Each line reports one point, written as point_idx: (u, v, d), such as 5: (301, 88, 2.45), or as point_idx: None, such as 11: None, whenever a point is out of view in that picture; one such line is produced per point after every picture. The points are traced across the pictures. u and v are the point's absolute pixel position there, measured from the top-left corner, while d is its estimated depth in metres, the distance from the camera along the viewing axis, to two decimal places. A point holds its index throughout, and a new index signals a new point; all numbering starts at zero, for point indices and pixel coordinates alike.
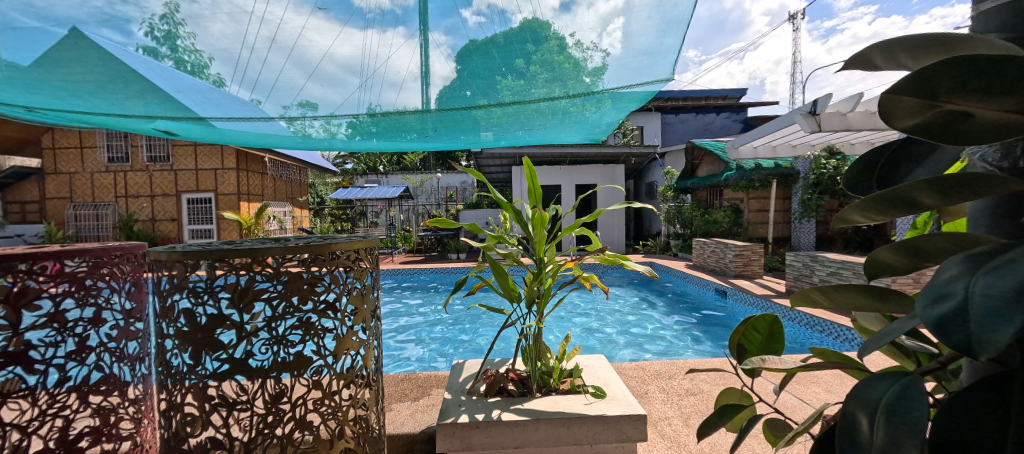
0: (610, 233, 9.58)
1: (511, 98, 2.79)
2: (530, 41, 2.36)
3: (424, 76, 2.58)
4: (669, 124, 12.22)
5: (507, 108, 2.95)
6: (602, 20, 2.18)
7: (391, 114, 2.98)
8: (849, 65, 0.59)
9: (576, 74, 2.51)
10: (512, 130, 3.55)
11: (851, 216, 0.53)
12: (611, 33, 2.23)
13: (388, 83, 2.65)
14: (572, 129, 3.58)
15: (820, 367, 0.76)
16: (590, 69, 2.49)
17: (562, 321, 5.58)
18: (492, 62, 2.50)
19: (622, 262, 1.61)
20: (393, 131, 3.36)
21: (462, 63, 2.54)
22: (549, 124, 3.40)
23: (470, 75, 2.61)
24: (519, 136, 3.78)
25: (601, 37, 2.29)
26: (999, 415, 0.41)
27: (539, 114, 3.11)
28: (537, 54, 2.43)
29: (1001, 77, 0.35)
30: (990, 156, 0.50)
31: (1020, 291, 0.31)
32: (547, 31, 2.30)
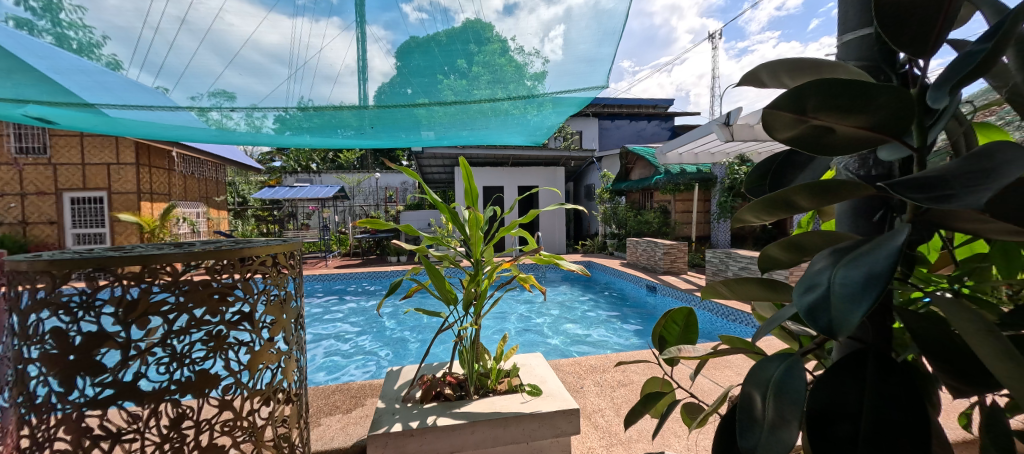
0: (550, 233, 9.83)
1: (454, 98, 2.73)
2: (473, 41, 2.35)
3: (361, 71, 2.47)
4: (605, 130, 12.84)
5: (449, 107, 2.89)
6: (544, 26, 2.25)
7: (325, 109, 2.80)
8: (743, 83, 0.66)
9: (518, 79, 2.54)
10: (455, 130, 3.51)
11: (745, 216, 0.59)
12: (552, 39, 2.30)
13: (321, 76, 2.49)
14: (513, 130, 3.61)
15: (726, 353, 0.84)
16: (532, 73, 2.52)
17: (505, 320, 5.61)
18: (434, 60, 2.45)
19: (557, 262, 1.65)
20: (327, 127, 3.16)
21: (402, 60, 2.47)
22: (491, 124, 3.41)
23: (410, 73, 2.54)
24: (462, 136, 3.75)
25: (543, 43, 2.35)
26: (857, 386, 0.48)
27: (481, 114, 3.11)
28: (480, 54, 2.42)
29: (852, 98, 0.41)
30: (851, 165, 0.59)
31: (869, 280, 0.36)
32: (490, 32, 2.32)
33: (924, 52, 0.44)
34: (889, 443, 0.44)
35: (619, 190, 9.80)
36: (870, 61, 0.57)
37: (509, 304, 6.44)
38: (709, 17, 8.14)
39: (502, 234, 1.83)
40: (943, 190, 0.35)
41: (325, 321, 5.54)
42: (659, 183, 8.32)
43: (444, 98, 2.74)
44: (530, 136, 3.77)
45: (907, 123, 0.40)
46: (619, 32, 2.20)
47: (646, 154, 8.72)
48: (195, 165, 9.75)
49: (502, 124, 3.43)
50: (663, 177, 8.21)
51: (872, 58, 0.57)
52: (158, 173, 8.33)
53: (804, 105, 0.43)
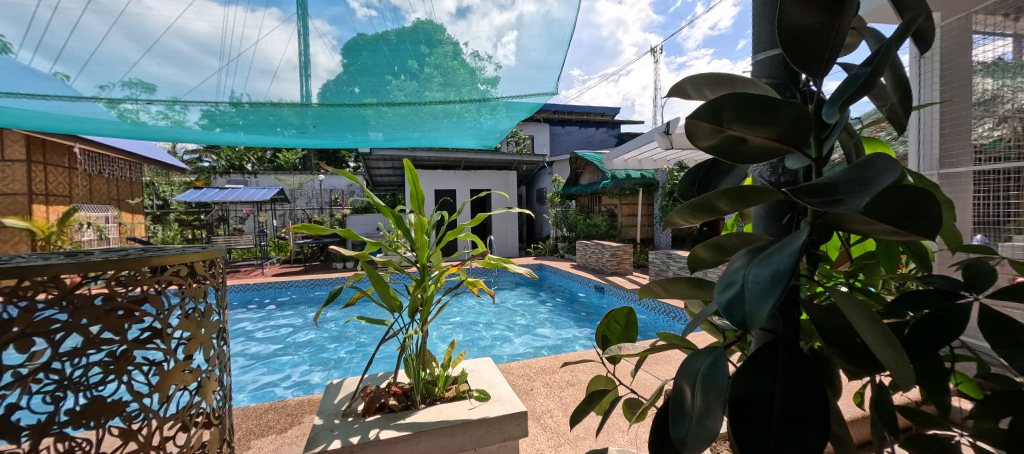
0: (503, 237, 9.85)
1: (404, 99, 2.67)
2: (423, 42, 2.31)
3: (303, 67, 2.34)
4: (556, 135, 13.15)
5: (399, 108, 2.82)
6: (496, 31, 2.26)
7: (263, 106, 2.62)
8: (671, 94, 0.71)
9: (470, 82, 2.53)
10: (405, 132, 3.44)
11: (675, 219, 0.63)
12: (505, 44, 2.32)
13: (256, 71, 2.32)
14: (465, 133, 3.59)
15: (661, 349, 0.89)
16: (484, 78, 2.52)
17: (457, 325, 5.53)
18: (384, 59, 2.38)
19: (505, 265, 1.64)
20: (264, 124, 2.95)
21: (350, 58, 2.37)
22: (442, 126, 3.37)
23: (358, 71, 2.44)
24: (413, 138, 3.67)
25: (496, 48, 2.37)
26: (771, 373, 0.52)
27: (432, 116, 3.06)
28: (431, 56, 2.38)
29: (757, 111, 0.45)
30: (765, 173, 0.65)
31: (775, 276, 0.40)
32: (441, 34, 2.29)
33: (820, 72, 0.49)
34: (795, 423, 0.49)
35: (569, 194, 10.07)
36: (778, 79, 0.63)
37: (462, 308, 6.36)
38: (651, 31, 8.64)
39: (451, 238, 1.79)
40: (832, 196, 0.39)
41: (261, 334, 5.12)
42: (606, 188, 8.64)
43: (394, 99, 2.67)
44: (482, 139, 3.78)
45: (807, 134, 0.45)
46: (567, 41, 2.27)
47: (594, 160, 9.04)
48: (104, 163, 8.66)
49: (453, 127, 3.40)
50: (610, 182, 8.55)
51: (781, 77, 0.63)
52: (55, 171, 7.28)
53: (720, 115, 0.46)
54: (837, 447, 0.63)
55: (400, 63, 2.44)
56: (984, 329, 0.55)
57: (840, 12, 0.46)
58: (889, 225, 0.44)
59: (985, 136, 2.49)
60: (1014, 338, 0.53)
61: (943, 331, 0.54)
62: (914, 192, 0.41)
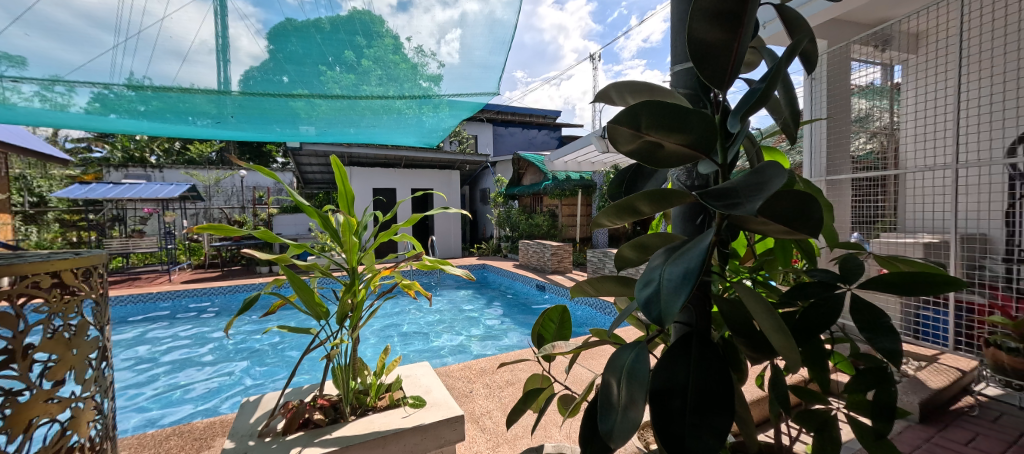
0: (445, 237, 9.68)
1: (340, 92, 2.56)
2: (360, 33, 2.18)
3: (221, 50, 2.12)
4: (499, 135, 13.19)
5: (333, 101, 2.70)
6: (440, 28, 2.20)
7: (171, 91, 2.34)
8: (596, 100, 0.74)
9: (412, 78, 2.47)
10: (339, 126, 3.28)
11: (602, 220, 0.65)
12: (449, 42, 2.27)
13: (164, 52, 2.03)
14: (405, 130, 3.51)
15: (592, 345, 0.92)
16: (427, 74, 2.49)
17: (397, 327, 5.33)
18: (316, 47, 2.22)
19: (442, 266, 1.59)
20: (172, 112, 2.63)
21: (276, 44, 2.17)
22: (379, 122, 3.25)
23: (286, 59, 2.26)
24: (347, 133, 3.52)
25: (440, 45, 2.31)
26: (687, 363, 0.56)
27: (368, 111, 2.95)
28: (369, 49, 2.26)
29: (668, 118, 0.48)
30: (683, 176, 0.70)
31: (686, 275, 0.42)
32: (381, 27, 2.17)
33: (726, 83, 0.52)
34: (706, 409, 0.52)
35: (512, 194, 10.17)
36: (693, 90, 0.67)
37: (402, 310, 6.15)
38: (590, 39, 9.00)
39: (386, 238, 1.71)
40: (734, 199, 0.42)
41: (168, 350, 4.54)
42: (547, 188, 8.85)
43: (329, 91, 2.55)
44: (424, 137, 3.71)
45: (713, 141, 0.49)
46: (509, 42, 2.28)
47: (535, 161, 9.20)
48: None
49: (391, 123, 3.29)
50: (551, 183, 8.77)
51: (693, 87, 0.68)
52: None
53: (638, 121, 0.49)
54: (742, 426, 0.70)
55: (335, 53, 2.30)
56: (854, 314, 0.64)
57: (739, 28, 0.50)
58: (782, 226, 0.49)
59: (861, 149, 3.28)
60: (878, 321, 0.62)
61: (826, 317, 0.62)
62: (802, 197, 0.46)
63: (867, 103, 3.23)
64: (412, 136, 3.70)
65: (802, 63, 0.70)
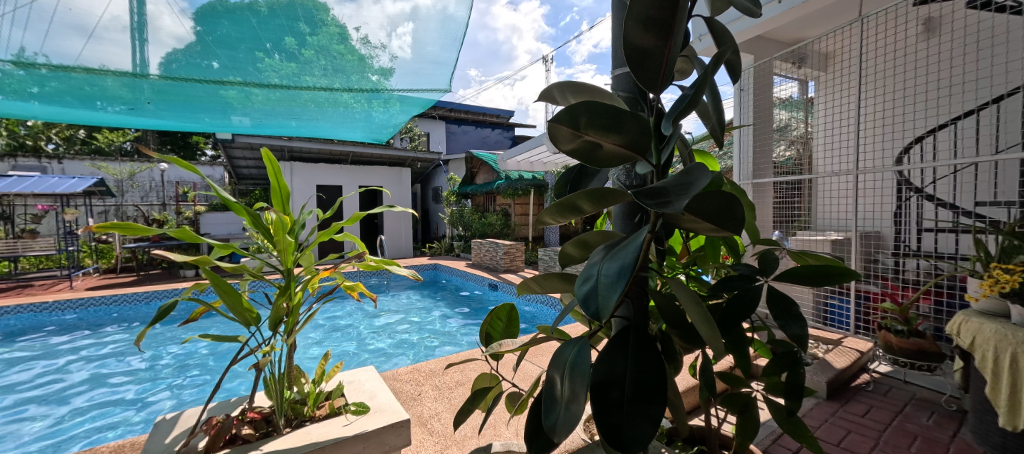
0: (394, 237, 9.38)
1: (278, 81, 2.42)
2: (303, 20, 2.03)
3: (138, 27, 1.87)
4: (452, 133, 12.99)
5: (270, 90, 2.54)
6: (390, 21, 2.10)
7: (76, 72, 2.06)
8: (540, 100, 0.76)
9: (360, 71, 2.38)
10: (277, 117, 3.09)
11: (545, 218, 0.66)
12: (401, 36, 2.19)
13: (66, 26, 1.78)
14: (352, 125, 3.40)
15: (538, 341, 0.93)
16: (376, 67, 2.40)
17: (342, 330, 5.08)
18: (250, 30, 2.03)
19: (387, 266, 1.51)
20: (76, 95, 2.32)
21: (205, 26, 1.95)
22: (323, 115, 3.13)
23: (216, 43, 2.06)
24: (287, 124, 3.32)
25: (390, 38, 2.22)
26: (625, 354, 0.59)
27: (311, 103, 2.84)
28: (313, 37, 2.13)
29: (606, 120, 0.50)
30: (622, 176, 0.72)
31: (622, 271, 0.43)
32: (326, 15, 2.03)
33: (659, 87, 0.55)
34: (643, 398, 0.55)
35: (464, 193, 10.07)
36: (631, 94, 0.70)
37: (349, 312, 5.88)
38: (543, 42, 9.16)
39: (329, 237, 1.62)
40: (665, 197, 0.44)
41: (70, 366, 4.00)
42: (500, 187, 8.86)
43: (266, 80, 2.39)
44: (372, 132, 3.60)
45: (647, 143, 0.51)
46: (461, 39, 2.24)
47: (488, 160, 9.18)
48: None
49: (336, 117, 3.18)
50: (503, 182, 8.80)
51: (632, 90, 0.71)
52: None
53: (577, 121, 0.50)
54: (673, 411, 0.75)
55: (272, 39, 2.14)
56: (771, 303, 0.71)
57: (670, 35, 0.52)
58: (710, 223, 0.53)
59: (781, 156, 3.65)
60: (789, 310, 0.68)
61: (746, 307, 0.67)
62: (726, 198, 0.50)
63: (786, 113, 3.69)
64: (359, 130, 3.56)
65: (728, 71, 0.75)
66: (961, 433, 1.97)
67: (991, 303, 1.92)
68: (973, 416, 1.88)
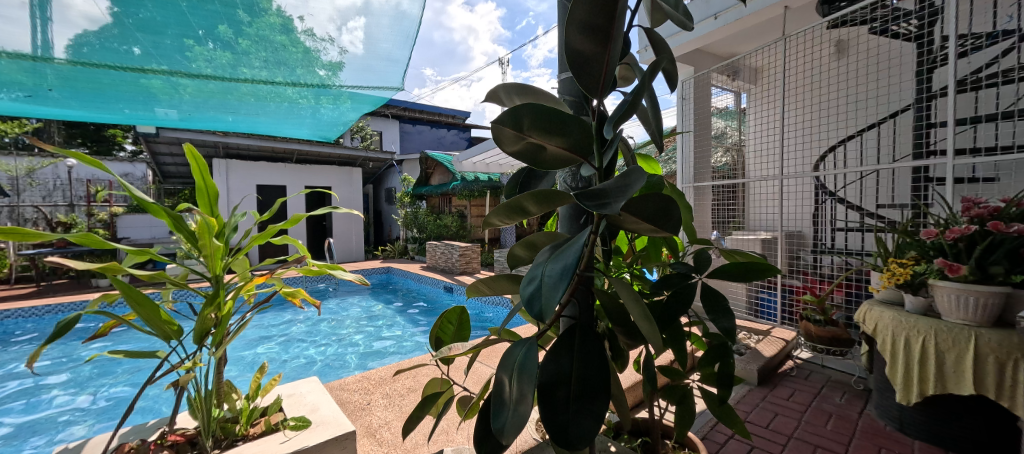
0: (342, 240, 8.96)
1: (211, 72, 2.24)
2: (241, 7, 1.86)
3: (40, 4, 1.62)
4: (406, 133, 12.62)
5: (201, 80, 2.34)
6: (341, 15, 1.98)
7: None
8: (485, 101, 0.77)
9: (306, 64, 2.27)
10: (210, 110, 2.85)
11: (493, 220, 0.66)
12: (352, 31, 2.08)
13: None
14: (297, 122, 3.22)
15: (487, 344, 0.92)
16: (325, 62, 2.27)
17: (287, 339, 4.75)
18: (178, 16, 1.82)
19: (331, 270, 1.43)
20: None
21: (125, 8, 1.73)
22: (264, 111, 2.94)
23: (138, 27, 1.84)
24: (222, 118, 3.08)
25: (340, 32, 2.10)
26: (570, 354, 0.60)
27: (249, 97, 2.65)
28: (251, 26, 1.96)
29: (548, 121, 0.50)
30: (568, 179, 0.74)
31: (563, 272, 0.44)
32: (267, 4, 1.87)
33: (600, 92, 0.56)
34: (587, 395, 0.56)
35: (419, 194, 9.87)
36: (575, 98, 0.72)
37: (294, 320, 5.53)
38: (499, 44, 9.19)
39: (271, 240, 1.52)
40: (604, 199, 0.46)
41: None
42: (455, 189, 8.75)
43: (198, 70, 2.22)
44: (319, 129, 3.43)
45: (589, 146, 0.52)
46: (414, 37, 2.16)
47: (443, 161, 9.02)
48: None
49: (279, 113, 2.99)
50: (459, 183, 8.70)
51: (575, 95, 0.73)
52: None
53: (520, 122, 0.50)
54: (617, 405, 0.77)
55: (204, 26, 1.94)
56: (704, 299, 0.75)
57: (608, 42, 0.54)
58: (650, 224, 0.55)
59: (718, 162, 3.96)
60: (719, 304, 0.73)
61: (682, 303, 0.72)
62: (663, 201, 0.52)
63: (723, 123, 4.07)
64: (304, 127, 3.38)
65: (666, 79, 0.79)
66: (866, 409, 2.23)
67: (888, 293, 2.18)
68: (877, 394, 2.12)
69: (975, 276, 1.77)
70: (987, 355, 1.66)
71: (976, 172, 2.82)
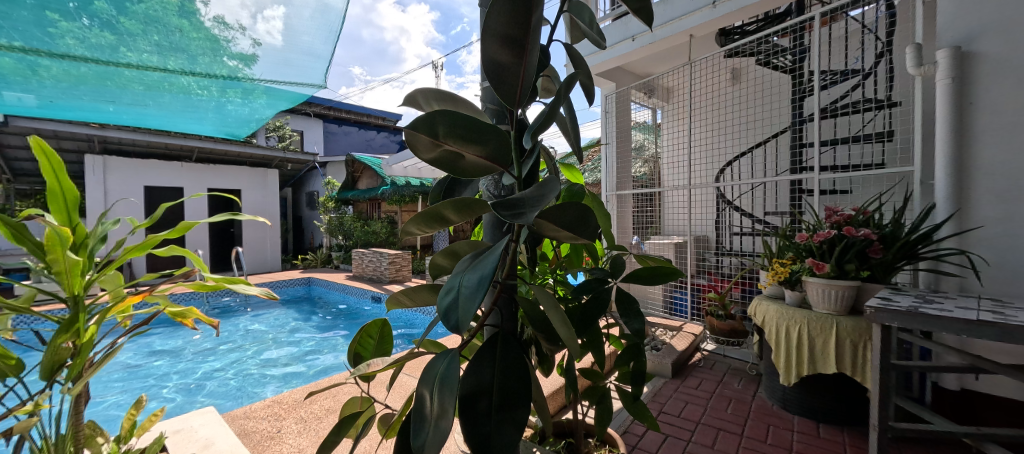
0: (254, 249, 8.10)
1: (83, 53, 1.88)
2: None
3: None
4: (331, 133, 11.82)
5: (67, 62, 1.94)
6: (256, 2, 1.80)
7: None
8: (404, 105, 0.75)
9: (211, 53, 2.01)
10: (81, 97, 2.40)
11: (412, 228, 0.64)
12: (269, 19, 1.89)
13: None
14: (197, 116, 2.86)
15: (410, 358, 0.88)
16: (235, 52, 2.04)
17: (180, 365, 4.15)
18: None
19: (234, 285, 1.26)
20: None
21: None
22: (154, 101, 2.55)
23: None
24: (97, 107, 2.61)
25: (255, 21, 1.90)
26: (493, 362, 0.59)
27: (135, 84, 2.28)
28: (141, 5, 1.68)
29: (464, 128, 0.50)
30: (491, 187, 0.74)
31: (479, 282, 0.43)
32: None
33: (518, 102, 0.56)
34: (508, 403, 0.56)
35: (345, 199, 9.31)
36: (495, 107, 0.73)
37: (195, 342, 4.86)
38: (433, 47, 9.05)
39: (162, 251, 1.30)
40: (519, 209, 0.46)
41: None
42: (385, 194, 8.37)
43: (63, 50, 1.85)
44: (224, 125, 3.08)
45: (505, 155, 0.52)
46: (339, 32, 2.04)
47: (372, 164, 8.60)
48: None
49: (173, 105, 2.62)
50: (389, 188, 8.34)
51: (495, 103, 0.73)
52: None
53: (435, 130, 0.49)
54: (539, 410, 0.78)
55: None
56: (620, 302, 0.80)
57: (524, 54, 0.54)
58: (569, 232, 0.56)
59: (638, 171, 4.30)
60: (631, 306, 0.78)
61: (599, 308, 0.75)
62: (581, 210, 0.54)
63: (641, 135, 4.31)
64: (207, 122, 3.01)
65: (583, 92, 0.82)
66: (758, 392, 2.53)
67: (773, 289, 2.51)
68: (766, 378, 2.42)
69: (835, 273, 2.10)
70: (845, 338, 1.98)
71: (837, 185, 3.37)
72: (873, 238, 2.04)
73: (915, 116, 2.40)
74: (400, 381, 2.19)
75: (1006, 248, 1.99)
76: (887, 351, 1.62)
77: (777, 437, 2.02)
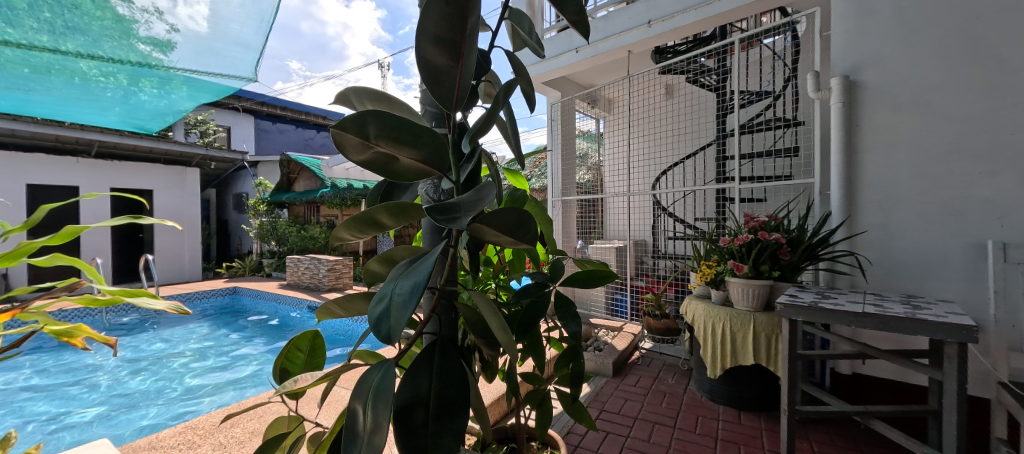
0: (168, 257, 7.25)
1: None
2: None
3: None
4: (262, 131, 10.95)
5: None
6: None
7: None
8: (336, 103, 0.71)
9: (116, 37, 1.75)
10: None
11: (343, 233, 0.60)
12: (192, 4, 1.73)
13: None
14: (98, 105, 2.49)
15: (343, 370, 0.82)
16: (146, 37, 1.80)
17: (69, 393, 3.59)
18: None
19: (138, 297, 1.10)
20: None
21: None
22: (41, 88, 2.17)
23: None
24: None
25: (175, 4, 1.73)
26: (430, 371, 0.57)
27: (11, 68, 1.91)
28: None
29: (398, 131, 0.48)
30: (430, 192, 0.72)
31: (413, 288, 0.42)
32: None
33: (455, 105, 0.55)
34: (445, 412, 0.54)
35: (279, 202, 8.66)
36: (434, 110, 0.72)
37: (93, 364, 4.23)
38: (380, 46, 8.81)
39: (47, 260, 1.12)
40: (454, 214, 0.45)
41: None
42: (325, 197, 7.92)
43: None
44: (131, 117, 2.72)
45: (443, 159, 0.51)
46: (274, 22, 1.92)
47: (309, 165, 8.09)
48: None
49: (68, 92, 2.26)
50: (329, 190, 7.90)
51: (434, 106, 0.72)
52: None
53: (366, 130, 0.47)
54: (479, 417, 0.77)
55: None
56: (559, 305, 0.81)
57: (460, 58, 0.54)
58: (508, 237, 0.57)
59: (582, 178, 4.54)
60: (569, 309, 0.80)
61: (538, 311, 0.76)
62: (519, 215, 0.54)
63: (585, 144, 4.52)
64: (109, 113, 2.64)
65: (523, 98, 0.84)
66: (688, 385, 2.71)
67: (701, 289, 2.72)
68: (696, 372, 2.60)
69: (752, 273, 2.32)
70: (760, 333, 2.19)
71: (755, 194, 3.72)
72: (782, 241, 2.28)
73: (815, 133, 2.73)
74: (336, 396, 2.06)
75: (886, 249, 2.32)
76: (794, 342, 1.82)
77: (704, 427, 2.18)
